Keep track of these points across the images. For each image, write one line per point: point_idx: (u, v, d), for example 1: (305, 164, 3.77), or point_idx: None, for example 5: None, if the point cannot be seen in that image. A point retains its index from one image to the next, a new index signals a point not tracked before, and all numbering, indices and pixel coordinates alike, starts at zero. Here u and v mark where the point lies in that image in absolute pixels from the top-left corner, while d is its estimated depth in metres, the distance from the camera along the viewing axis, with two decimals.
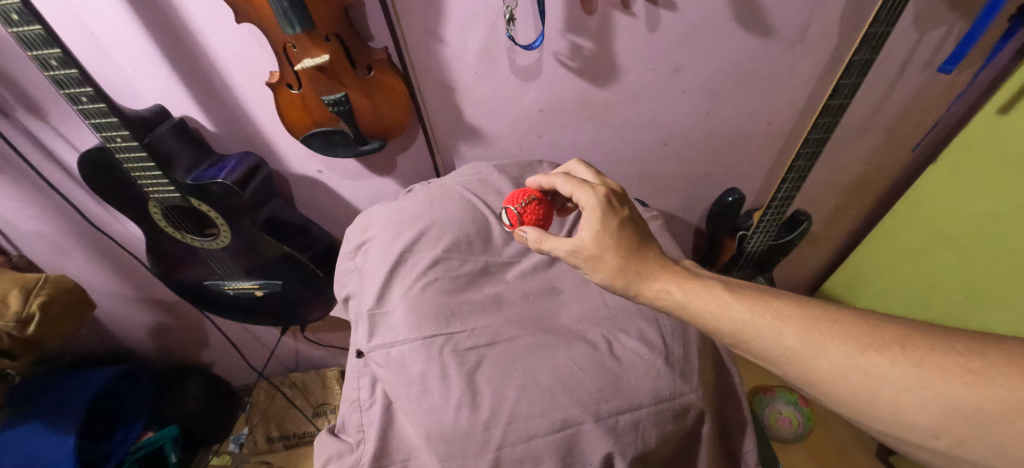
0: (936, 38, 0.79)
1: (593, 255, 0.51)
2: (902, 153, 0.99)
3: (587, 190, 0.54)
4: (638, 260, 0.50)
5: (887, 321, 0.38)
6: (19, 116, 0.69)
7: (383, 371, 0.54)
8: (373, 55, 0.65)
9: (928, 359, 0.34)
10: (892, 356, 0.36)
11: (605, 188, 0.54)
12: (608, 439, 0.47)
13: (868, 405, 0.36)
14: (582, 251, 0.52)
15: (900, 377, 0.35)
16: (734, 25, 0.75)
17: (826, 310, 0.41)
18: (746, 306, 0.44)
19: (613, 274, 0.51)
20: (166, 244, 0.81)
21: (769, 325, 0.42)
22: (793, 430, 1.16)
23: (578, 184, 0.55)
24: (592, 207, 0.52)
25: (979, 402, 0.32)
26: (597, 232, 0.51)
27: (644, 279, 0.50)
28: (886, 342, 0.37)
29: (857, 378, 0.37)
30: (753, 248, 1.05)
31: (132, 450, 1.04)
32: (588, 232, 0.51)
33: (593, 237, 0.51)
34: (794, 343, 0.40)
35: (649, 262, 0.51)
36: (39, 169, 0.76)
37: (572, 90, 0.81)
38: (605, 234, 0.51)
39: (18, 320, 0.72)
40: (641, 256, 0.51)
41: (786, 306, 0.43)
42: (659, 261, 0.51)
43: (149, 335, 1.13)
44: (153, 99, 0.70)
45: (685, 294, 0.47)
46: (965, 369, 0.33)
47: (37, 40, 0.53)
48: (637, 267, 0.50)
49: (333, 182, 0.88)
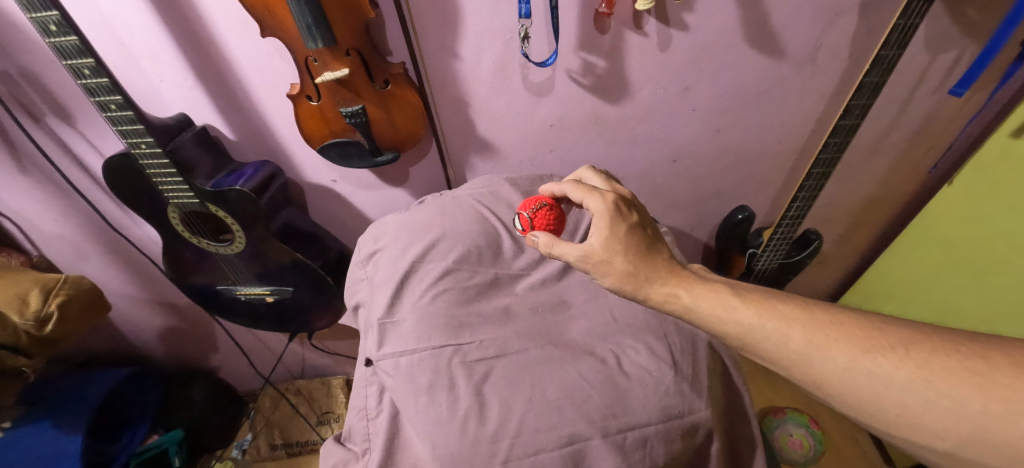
0: (948, 62, 0.79)
1: (602, 260, 0.52)
2: (914, 174, 0.99)
3: (596, 196, 0.55)
4: (647, 265, 0.51)
5: (892, 325, 0.39)
6: (49, 122, 0.72)
7: (391, 379, 0.55)
8: (390, 70, 0.66)
9: (933, 362, 0.35)
10: (895, 358, 0.37)
11: (614, 195, 0.55)
12: (616, 456, 0.46)
13: (873, 406, 0.37)
14: (591, 256, 0.52)
15: (905, 378, 0.36)
16: (745, 46, 0.76)
17: (831, 314, 0.42)
18: (752, 310, 0.45)
19: (621, 279, 0.51)
20: (182, 248, 0.83)
21: (775, 328, 0.43)
22: (804, 454, 1.14)
23: (588, 191, 0.56)
24: (602, 213, 0.53)
25: (983, 404, 0.32)
26: (606, 238, 0.52)
27: (652, 284, 0.50)
28: (890, 345, 0.38)
29: (862, 380, 0.37)
30: (762, 266, 1.05)
31: (138, 452, 1.06)
32: (598, 238, 0.52)
33: (602, 243, 0.52)
34: (800, 345, 0.41)
35: (657, 266, 0.51)
36: (64, 172, 0.79)
37: (583, 106, 0.82)
38: (614, 239, 0.52)
39: (36, 319, 0.74)
40: (649, 262, 0.51)
41: (791, 309, 0.44)
42: (668, 266, 0.51)
43: (159, 337, 1.15)
44: (178, 108, 0.72)
45: (692, 298, 0.48)
46: (971, 371, 0.34)
47: (73, 49, 0.56)
48: (645, 272, 0.51)
49: (346, 192, 0.90)
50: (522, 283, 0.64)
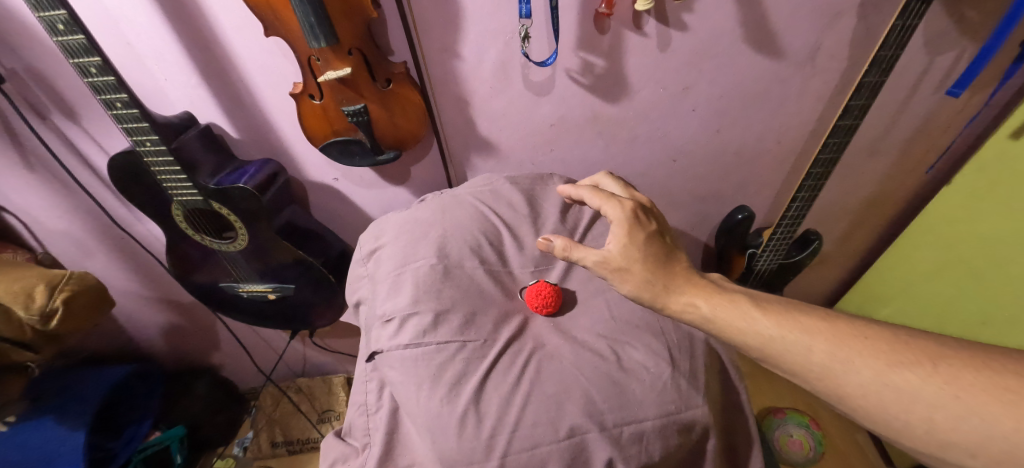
0: (947, 62, 0.79)
1: (620, 267, 0.52)
2: (913, 175, 0.99)
3: (614, 203, 0.55)
4: (665, 273, 0.52)
5: (920, 339, 0.40)
6: (55, 120, 0.73)
7: (392, 374, 0.55)
8: (392, 69, 0.67)
9: (962, 377, 0.36)
10: (922, 373, 0.37)
11: (632, 203, 0.55)
12: (612, 448, 0.47)
13: (899, 422, 0.37)
14: (610, 262, 0.52)
15: (932, 393, 0.36)
16: (745, 46, 0.76)
17: (855, 327, 0.43)
18: (773, 322, 0.45)
19: (639, 286, 0.52)
20: (185, 245, 0.84)
21: (798, 341, 0.43)
22: (804, 455, 1.15)
23: (605, 197, 0.56)
24: (620, 221, 0.54)
25: (1016, 422, 0.33)
26: (625, 245, 0.52)
27: (671, 292, 0.51)
28: (917, 359, 0.38)
29: (888, 394, 0.38)
30: (762, 267, 1.06)
31: (139, 448, 1.07)
32: (616, 245, 0.52)
33: (621, 250, 0.52)
34: (823, 358, 0.41)
35: (676, 275, 0.52)
36: (70, 170, 0.80)
37: (583, 105, 0.83)
38: (633, 247, 0.52)
39: (41, 313, 0.74)
40: (667, 270, 0.52)
41: (814, 321, 0.44)
42: (686, 275, 0.52)
43: (162, 334, 1.16)
44: (182, 106, 0.73)
45: (712, 309, 0.49)
46: (1001, 388, 0.34)
47: (80, 48, 0.56)
48: (663, 280, 0.51)
49: (348, 190, 0.91)
50: (522, 280, 0.65)
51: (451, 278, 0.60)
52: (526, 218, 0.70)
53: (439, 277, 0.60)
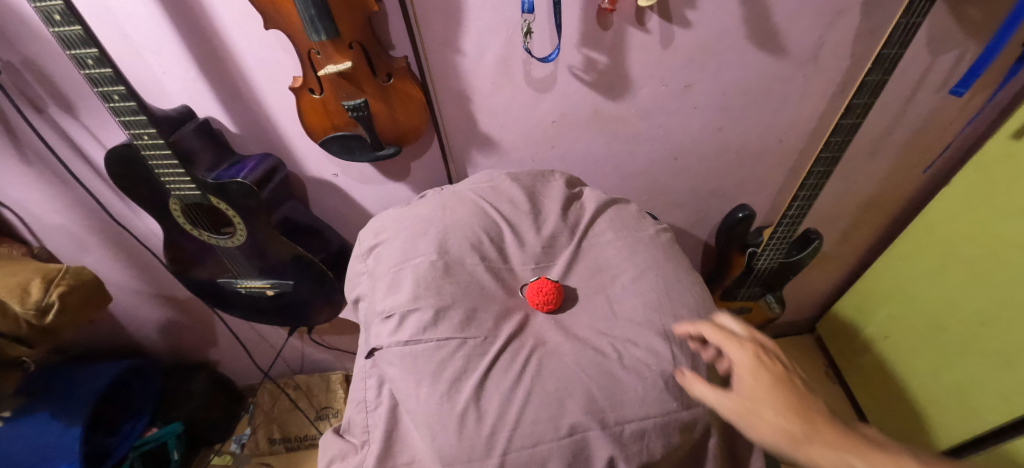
0: (950, 62, 0.79)
1: (750, 415, 0.46)
2: (914, 175, 0.99)
3: (734, 345, 0.51)
4: (805, 424, 0.44)
5: None
6: (52, 113, 0.72)
7: (391, 370, 0.55)
8: (393, 64, 0.66)
9: None
10: None
11: (753, 343, 0.52)
12: (614, 446, 0.47)
13: None
14: (738, 409, 0.46)
15: None
16: (747, 44, 0.76)
17: None
18: None
19: (777, 437, 0.44)
20: (183, 240, 0.83)
21: None
22: None
23: (724, 336, 0.52)
24: (744, 365, 0.49)
25: None
26: (752, 392, 0.47)
27: (817, 444, 0.43)
28: None
29: None
30: (762, 265, 1.07)
31: (135, 445, 1.05)
32: (744, 390, 0.47)
33: (749, 397, 0.47)
34: None
35: (820, 425, 0.44)
36: (67, 163, 0.79)
37: (585, 102, 0.82)
38: (761, 392, 0.47)
39: (37, 308, 0.74)
40: (808, 421, 0.45)
41: None
42: (831, 425, 0.44)
43: (159, 330, 1.15)
44: (180, 100, 0.72)
45: None
46: None
47: (76, 39, 0.56)
48: (806, 431, 0.44)
49: (348, 186, 0.90)
50: (523, 277, 0.64)
51: (451, 275, 0.60)
52: (527, 214, 0.69)
53: (439, 273, 0.59)
